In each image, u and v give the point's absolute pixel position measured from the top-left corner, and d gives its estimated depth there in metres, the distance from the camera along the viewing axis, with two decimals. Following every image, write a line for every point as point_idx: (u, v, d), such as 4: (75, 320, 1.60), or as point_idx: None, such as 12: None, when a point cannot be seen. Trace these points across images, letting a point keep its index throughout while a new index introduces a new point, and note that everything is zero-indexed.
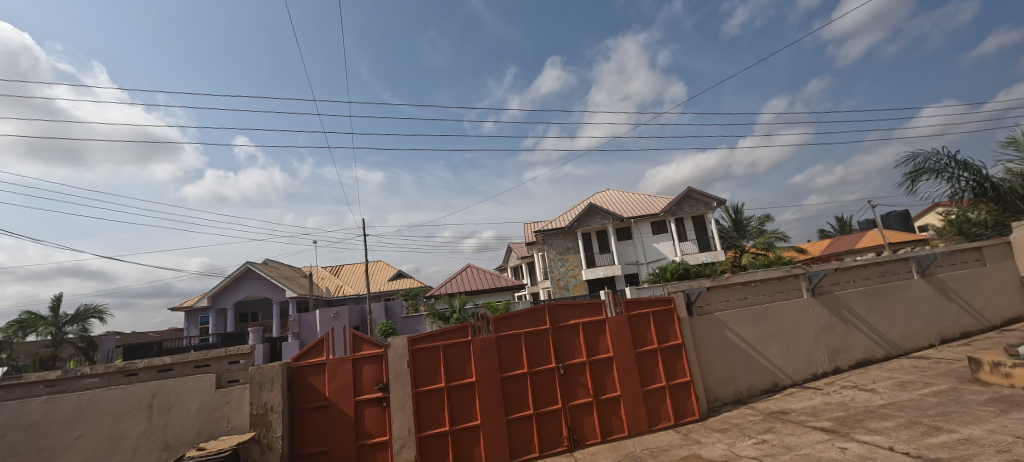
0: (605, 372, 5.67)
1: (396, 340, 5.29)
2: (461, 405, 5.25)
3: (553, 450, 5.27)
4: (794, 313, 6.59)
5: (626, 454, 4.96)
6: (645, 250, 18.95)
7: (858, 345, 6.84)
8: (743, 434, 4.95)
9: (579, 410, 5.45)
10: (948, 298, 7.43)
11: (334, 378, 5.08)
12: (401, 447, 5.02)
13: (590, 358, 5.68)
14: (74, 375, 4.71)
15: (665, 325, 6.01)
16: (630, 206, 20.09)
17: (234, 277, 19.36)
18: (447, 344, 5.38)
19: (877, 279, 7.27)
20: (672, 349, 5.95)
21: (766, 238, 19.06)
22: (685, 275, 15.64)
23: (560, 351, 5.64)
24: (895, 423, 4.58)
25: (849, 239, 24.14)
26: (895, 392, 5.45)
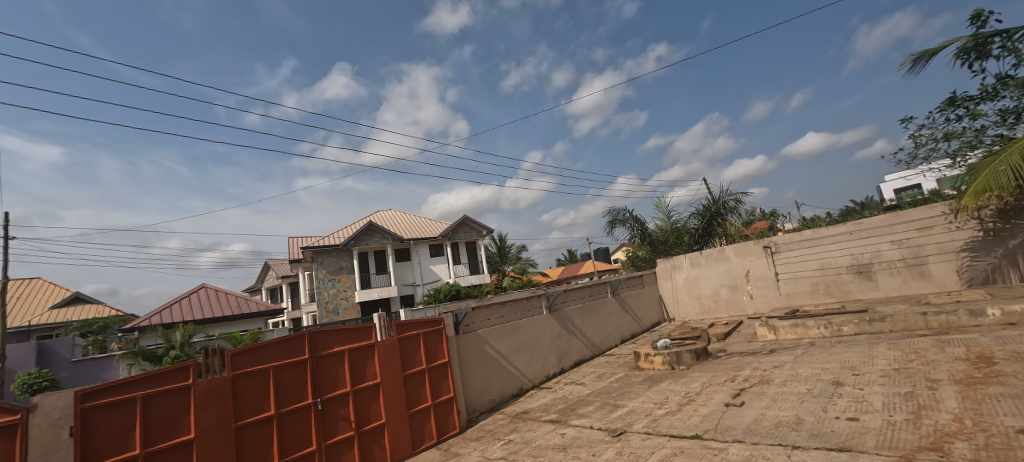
0: (370, 401, 4.97)
1: (49, 398, 3.10)
2: None
3: None
4: (536, 327, 8.14)
5: None
6: (422, 272, 19.69)
7: (575, 349, 8.96)
8: (495, 438, 5.52)
9: (337, 451, 4.52)
10: (626, 311, 10.63)
11: None
12: None
13: (355, 387, 4.87)
14: None
15: (433, 344, 6.04)
16: (410, 228, 20.62)
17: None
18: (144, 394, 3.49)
19: (588, 298, 9.73)
20: (437, 367, 5.96)
21: (521, 265, 22.82)
22: (456, 296, 17.00)
23: (319, 384, 4.58)
24: (595, 406, 6.10)
25: (574, 267, 31.24)
26: (596, 383, 7.34)
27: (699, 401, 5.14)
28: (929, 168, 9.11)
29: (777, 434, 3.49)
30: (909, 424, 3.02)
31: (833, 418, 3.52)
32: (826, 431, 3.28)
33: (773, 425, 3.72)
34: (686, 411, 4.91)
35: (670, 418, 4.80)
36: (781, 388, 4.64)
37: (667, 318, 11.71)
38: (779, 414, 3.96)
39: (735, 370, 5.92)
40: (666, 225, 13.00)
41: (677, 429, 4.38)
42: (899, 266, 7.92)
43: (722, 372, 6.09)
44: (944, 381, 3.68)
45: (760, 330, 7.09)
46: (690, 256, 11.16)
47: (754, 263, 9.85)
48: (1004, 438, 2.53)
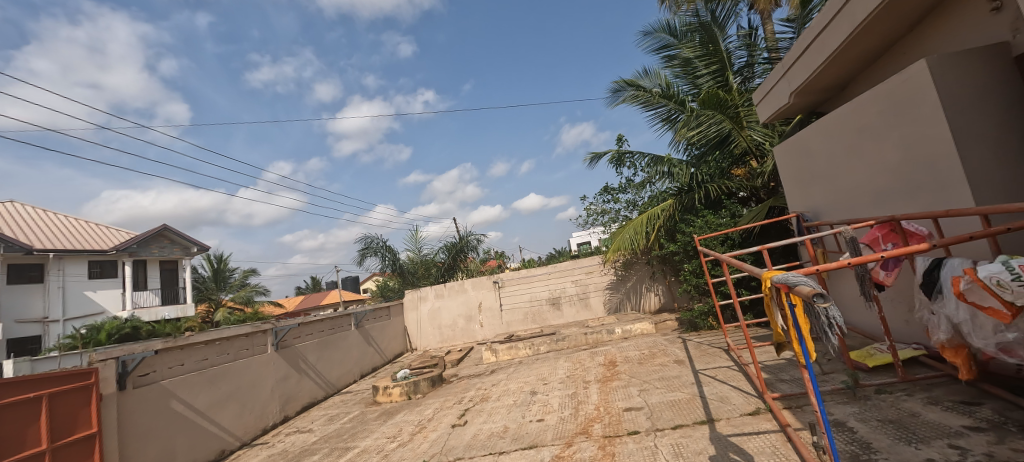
0: None
1: None
2: None
3: None
4: (255, 369, 6.87)
5: None
6: (66, 301, 13.45)
7: (305, 391, 7.99)
8: None
9: None
10: (369, 344, 10.35)
11: None
12: None
13: None
14: None
15: (70, 410, 4.28)
16: (58, 235, 14.31)
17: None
18: None
19: (327, 332, 9.01)
20: (73, 445, 4.22)
21: (247, 293, 19.17)
22: (131, 336, 12.78)
23: None
24: (320, 454, 5.54)
25: (316, 296, 28.47)
26: (324, 427, 6.72)
27: (430, 426, 5.47)
28: (594, 230, 12.80)
29: (488, 445, 4.06)
30: (572, 416, 4.07)
31: (528, 421, 4.35)
32: (523, 434, 4.05)
33: (487, 437, 4.31)
34: (417, 439, 5.13)
35: (401, 450, 4.92)
36: (495, 403, 5.45)
37: (409, 348, 12.08)
38: (492, 426, 4.62)
39: (463, 393, 6.60)
40: (415, 257, 13.60)
41: (406, 459, 4.52)
42: (575, 299, 10.61)
43: (451, 396, 6.67)
44: (592, 381, 5.15)
45: (484, 354, 8.17)
46: (435, 288, 11.94)
47: (485, 295, 11.37)
48: (617, 416, 3.74)
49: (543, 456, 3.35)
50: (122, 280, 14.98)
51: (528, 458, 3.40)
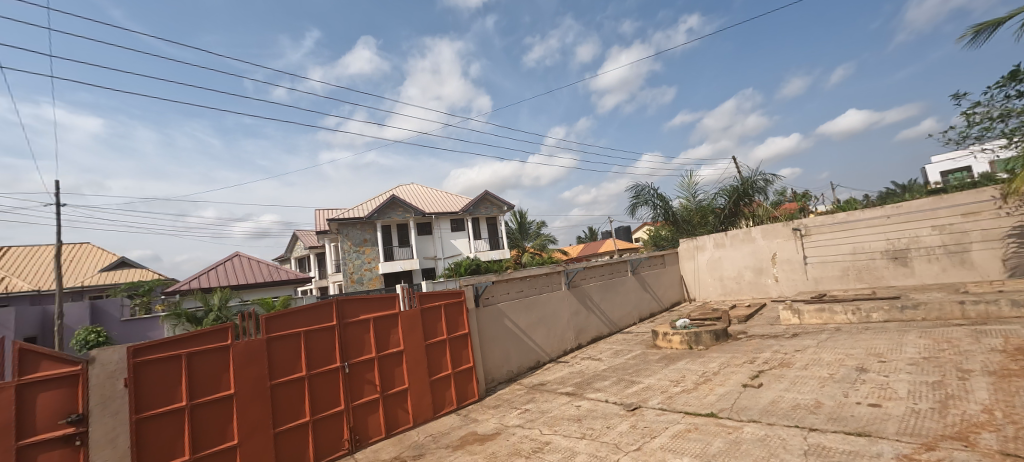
0: (393, 367, 5.31)
1: (106, 352, 3.51)
2: (211, 424, 3.91)
3: (332, 455, 4.56)
4: (555, 302, 8.18)
5: (409, 444, 4.84)
6: (443, 246, 19.94)
7: (593, 326, 8.99)
8: (511, 407, 5.70)
9: (363, 409, 4.88)
10: (647, 290, 10.62)
11: None
12: None
13: (378, 354, 5.19)
14: None
15: (453, 315, 6.24)
16: (433, 202, 20.85)
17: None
18: (194, 350, 3.93)
19: (608, 276, 9.74)
20: (458, 337, 6.20)
21: (541, 241, 22.70)
22: (478, 271, 17.50)
23: (346, 349, 4.94)
24: (610, 381, 6.16)
25: (595, 245, 31.20)
26: (611, 359, 7.40)
27: (716, 380, 5.17)
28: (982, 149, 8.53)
29: (793, 416, 3.51)
30: (934, 414, 2.99)
31: (852, 402, 3.50)
32: (845, 415, 3.29)
33: (791, 407, 3.72)
34: (703, 389, 4.94)
35: (686, 396, 4.86)
36: (801, 371, 4.62)
37: (686, 298, 11.65)
38: (798, 397, 3.95)
39: (755, 352, 5.90)
40: (691, 204, 12.75)
41: (693, 406, 4.44)
42: (940, 254, 7.64)
43: (740, 354, 6.07)
44: (974, 372, 3.60)
45: (783, 313, 7.00)
46: (714, 237, 10.92)
47: (781, 246, 9.61)
48: None
49: (881, 451, 2.63)
50: (468, 232, 20.62)
51: (856, 447, 2.74)
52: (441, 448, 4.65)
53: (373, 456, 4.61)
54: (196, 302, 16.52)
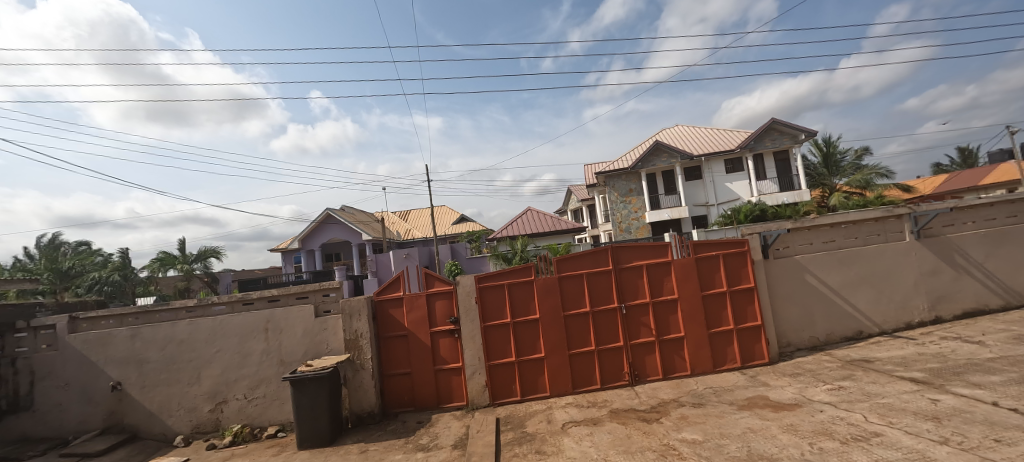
0: (669, 314, 6.03)
1: (464, 279, 6.13)
2: (527, 338, 6.07)
3: (614, 384, 5.91)
4: (891, 257, 6.13)
5: (687, 391, 5.40)
6: (716, 190, 17.85)
7: (970, 294, 6.13)
8: (818, 380, 4.91)
9: (640, 348, 5.97)
10: None
11: (413, 311, 6.17)
12: (473, 372, 6.03)
13: (653, 299, 6.06)
14: (206, 303, 6.33)
15: (735, 266, 6.07)
16: (702, 142, 18.71)
17: (319, 223, 29.46)
18: (512, 283, 6.11)
19: (1006, 220, 6.30)
20: (743, 291, 6.05)
21: (863, 175, 16.75)
22: (761, 217, 14.69)
23: (622, 292, 6.10)
24: (1003, 378, 4.16)
25: (973, 173, 21.05)
26: (1007, 346, 4.88)
27: None
28: None
29: None
30: None
31: None
32: None
33: None
34: None
35: None
36: None
37: None
38: None
39: None
40: None
41: None
42: None
43: None
44: None
45: None
46: None
47: None
48: None
49: None
50: (748, 173, 17.62)
51: None
52: (724, 404, 4.78)
53: (651, 393, 5.56)
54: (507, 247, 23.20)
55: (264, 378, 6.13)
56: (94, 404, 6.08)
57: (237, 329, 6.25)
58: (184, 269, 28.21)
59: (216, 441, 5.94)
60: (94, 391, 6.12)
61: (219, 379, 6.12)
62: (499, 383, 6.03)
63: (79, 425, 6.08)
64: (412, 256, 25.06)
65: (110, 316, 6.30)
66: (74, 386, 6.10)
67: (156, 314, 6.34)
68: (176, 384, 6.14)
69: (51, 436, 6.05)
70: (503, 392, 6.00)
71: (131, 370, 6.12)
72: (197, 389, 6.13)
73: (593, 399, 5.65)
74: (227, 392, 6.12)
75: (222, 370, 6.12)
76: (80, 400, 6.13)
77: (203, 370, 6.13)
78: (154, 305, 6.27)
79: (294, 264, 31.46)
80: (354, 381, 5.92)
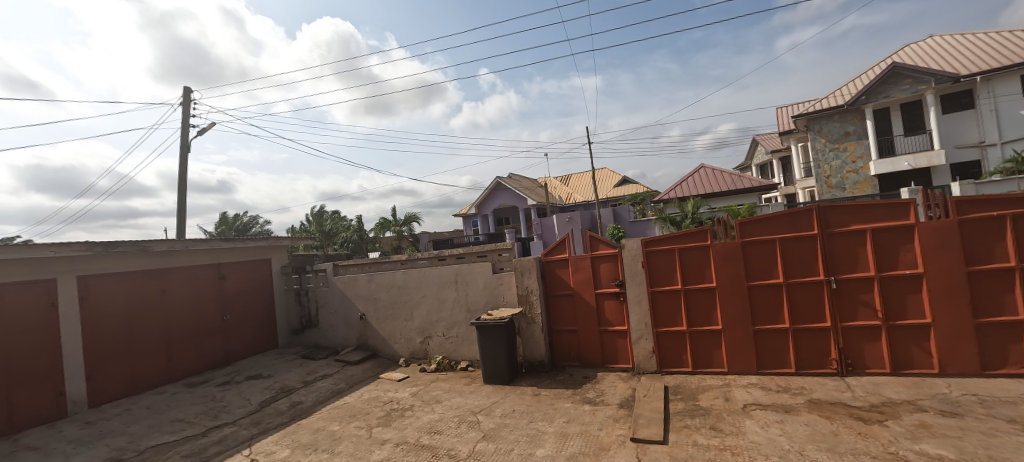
0: (906, 294, 5.20)
1: (630, 242, 6.44)
2: (701, 307, 6.13)
3: (815, 370, 5.51)
4: None
5: (932, 394, 4.67)
6: (1002, 123, 12.39)
7: None
8: None
9: (856, 332, 5.37)
10: None
11: (577, 273, 6.91)
12: (638, 337, 6.44)
13: (879, 274, 5.31)
14: (414, 259, 9.21)
15: None
16: (978, 55, 13.02)
17: (490, 191, 31.81)
18: (682, 247, 6.21)
19: None
20: None
21: None
22: None
23: (833, 263, 5.50)
24: None
25: None
26: None
27: None
28: None
29: None
30: None
31: None
32: None
33: None
34: None
35: None
36: None
37: None
38: None
39: None
40: None
41: None
42: None
43: None
44: None
45: None
46: None
47: None
48: None
49: None
50: None
51: None
52: (995, 419, 4.03)
53: (872, 388, 4.99)
54: (676, 210, 20.86)
55: (455, 321, 8.84)
56: (351, 327, 9.96)
57: (434, 281, 9.20)
58: (395, 231, 34.46)
59: (426, 365, 9.02)
60: (352, 314, 9.98)
61: (426, 319, 9.13)
62: (669, 350, 6.29)
63: (344, 341, 10.07)
64: (575, 219, 25.21)
65: (356, 268, 10.02)
66: (341, 314, 10.06)
67: (381, 266, 9.74)
68: (400, 317, 9.41)
69: (328, 345, 10.24)
70: (672, 361, 6.27)
71: (369, 306, 9.77)
72: (414, 322, 9.28)
73: (786, 384, 5.41)
74: (432, 328, 9.12)
75: (428, 312, 9.12)
76: (343, 323, 10.10)
77: (416, 311, 9.23)
78: (380, 260, 9.57)
79: (471, 227, 35.05)
80: (527, 331, 7.19)
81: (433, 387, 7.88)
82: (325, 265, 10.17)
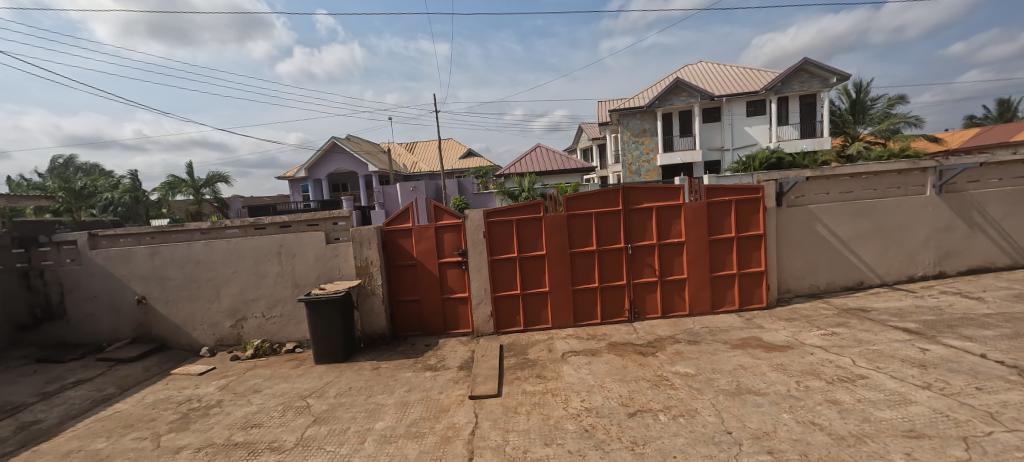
0: (674, 257, 6.75)
1: (473, 214, 6.54)
2: (531, 272, 6.68)
3: (614, 319, 6.73)
4: (906, 210, 7.19)
5: (683, 329, 6.24)
6: (733, 135, 20.62)
7: (976, 250, 7.38)
8: (813, 326, 5.96)
9: (643, 287, 6.74)
10: (988, 230, 7.33)
11: (421, 243, 6.67)
12: (478, 302, 6.66)
13: (660, 242, 6.72)
14: (219, 227, 6.50)
15: (747, 213, 6.77)
16: (726, 82, 21.04)
17: (325, 151, 28.50)
18: (518, 219, 6.59)
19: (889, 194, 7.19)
20: (748, 239, 6.81)
21: (889, 125, 19.17)
22: (776, 165, 16.36)
23: (630, 234, 6.74)
24: (995, 333, 5.22)
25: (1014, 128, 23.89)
26: (1005, 303, 6.09)
27: None
28: None
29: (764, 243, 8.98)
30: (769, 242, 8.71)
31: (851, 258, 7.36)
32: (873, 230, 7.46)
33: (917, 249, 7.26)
34: None
35: None
36: None
37: None
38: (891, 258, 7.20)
39: None
40: None
41: None
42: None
43: None
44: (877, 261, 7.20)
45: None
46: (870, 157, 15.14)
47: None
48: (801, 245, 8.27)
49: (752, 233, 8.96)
50: (769, 117, 20.15)
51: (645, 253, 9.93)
52: (718, 343, 5.66)
53: (649, 330, 6.37)
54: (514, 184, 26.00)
55: (281, 299, 6.53)
56: (123, 316, 6.52)
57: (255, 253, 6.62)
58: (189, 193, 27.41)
59: (239, 353, 6.44)
60: (121, 301, 6.52)
61: (237, 299, 6.53)
62: (503, 311, 6.71)
63: (112, 335, 6.58)
64: (418, 188, 25.21)
65: (131, 235, 6.54)
66: (103, 298, 6.51)
67: (172, 234, 6.54)
68: (196, 301, 6.54)
69: (86, 342, 6.56)
70: (506, 322, 6.72)
71: (154, 286, 6.52)
72: (218, 306, 6.55)
73: (593, 332, 6.41)
74: (246, 312, 6.54)
75: (240, 290, 6.51)
76: (109, 311, 6.56)
77: (222, 290, 6.49)
78: (167, 226, 6.41)
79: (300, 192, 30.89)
80: (366, 305, 6.45)
81: (250, 375, 5.67)
82: (75, 234, 6.37)
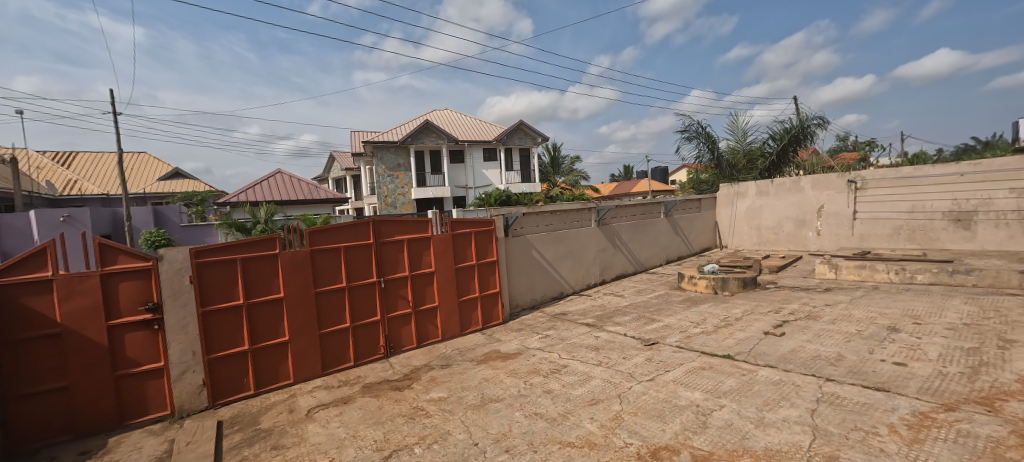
0: (425, 286, 7.08)
1: (171, 252, 4.75)
2: (264, 320, 5.37)
3: (370, 357, 6.33)
4: (582, 237, 10.15)
5: (436, 355, 6.66)
6: (474, 175, 23.99)
7: (619, 262, 11.05)
8: (533, 333, 7.62)
9: (397, 320, 6.66)
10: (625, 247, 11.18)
11: (73, 299, 4.25)
12: (183, 371, 4.80)
13: (412, 273, 6.92)
14: None
15: (482, 244, 8.03)
16: (466, 130, 24.48)
17: None
18: (246, 257, 5.24)
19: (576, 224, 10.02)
20: (485, 264, 8.05)
21: (573, 177, 26.42)
22: (506, 202, 19.96)
23: (382, 267, 6.52)
24: (630, 317, 7.98)
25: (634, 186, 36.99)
26: (633, 296, 9.38)
27: (737, 326, 6.78)
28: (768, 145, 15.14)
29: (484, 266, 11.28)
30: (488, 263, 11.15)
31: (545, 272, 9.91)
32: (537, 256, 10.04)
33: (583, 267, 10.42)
34: (721, 333, 6.58)
35: (705, 337, 6.52)
36: (740, 330, 6.58)
37: (720, 244, 14.09)
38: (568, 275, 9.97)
39: (784, 302, 7.65)
40: (737, 147, 15.39)
41: (711, 347, 6.08)
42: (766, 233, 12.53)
43: (730, 305, 7.98)
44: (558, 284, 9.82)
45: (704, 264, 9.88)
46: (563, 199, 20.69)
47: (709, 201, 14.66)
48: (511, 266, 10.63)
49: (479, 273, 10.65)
50: (499, 163, 24.50)
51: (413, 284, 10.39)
52: (466, 361, 6.40)
53: (405, 361, 6.41)
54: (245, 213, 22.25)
55: None
56: None
57: None
58: None
59: None
60: None
61: None
62: (223, 378, 5.07)
63: None
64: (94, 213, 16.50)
65: None
66: None
67: None
68: None
69: None
70: (229, 389, 5.12)
71: None
72: None
73: (345, 377, 5.83)
74: None
75: None
76: None
77: None
78: None
79: None
80: None
81: None
82: None
